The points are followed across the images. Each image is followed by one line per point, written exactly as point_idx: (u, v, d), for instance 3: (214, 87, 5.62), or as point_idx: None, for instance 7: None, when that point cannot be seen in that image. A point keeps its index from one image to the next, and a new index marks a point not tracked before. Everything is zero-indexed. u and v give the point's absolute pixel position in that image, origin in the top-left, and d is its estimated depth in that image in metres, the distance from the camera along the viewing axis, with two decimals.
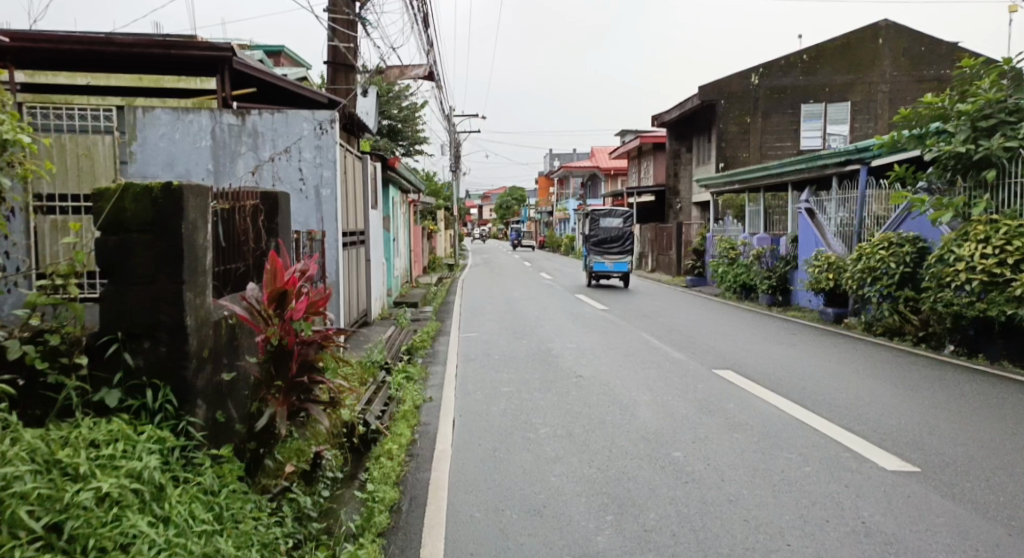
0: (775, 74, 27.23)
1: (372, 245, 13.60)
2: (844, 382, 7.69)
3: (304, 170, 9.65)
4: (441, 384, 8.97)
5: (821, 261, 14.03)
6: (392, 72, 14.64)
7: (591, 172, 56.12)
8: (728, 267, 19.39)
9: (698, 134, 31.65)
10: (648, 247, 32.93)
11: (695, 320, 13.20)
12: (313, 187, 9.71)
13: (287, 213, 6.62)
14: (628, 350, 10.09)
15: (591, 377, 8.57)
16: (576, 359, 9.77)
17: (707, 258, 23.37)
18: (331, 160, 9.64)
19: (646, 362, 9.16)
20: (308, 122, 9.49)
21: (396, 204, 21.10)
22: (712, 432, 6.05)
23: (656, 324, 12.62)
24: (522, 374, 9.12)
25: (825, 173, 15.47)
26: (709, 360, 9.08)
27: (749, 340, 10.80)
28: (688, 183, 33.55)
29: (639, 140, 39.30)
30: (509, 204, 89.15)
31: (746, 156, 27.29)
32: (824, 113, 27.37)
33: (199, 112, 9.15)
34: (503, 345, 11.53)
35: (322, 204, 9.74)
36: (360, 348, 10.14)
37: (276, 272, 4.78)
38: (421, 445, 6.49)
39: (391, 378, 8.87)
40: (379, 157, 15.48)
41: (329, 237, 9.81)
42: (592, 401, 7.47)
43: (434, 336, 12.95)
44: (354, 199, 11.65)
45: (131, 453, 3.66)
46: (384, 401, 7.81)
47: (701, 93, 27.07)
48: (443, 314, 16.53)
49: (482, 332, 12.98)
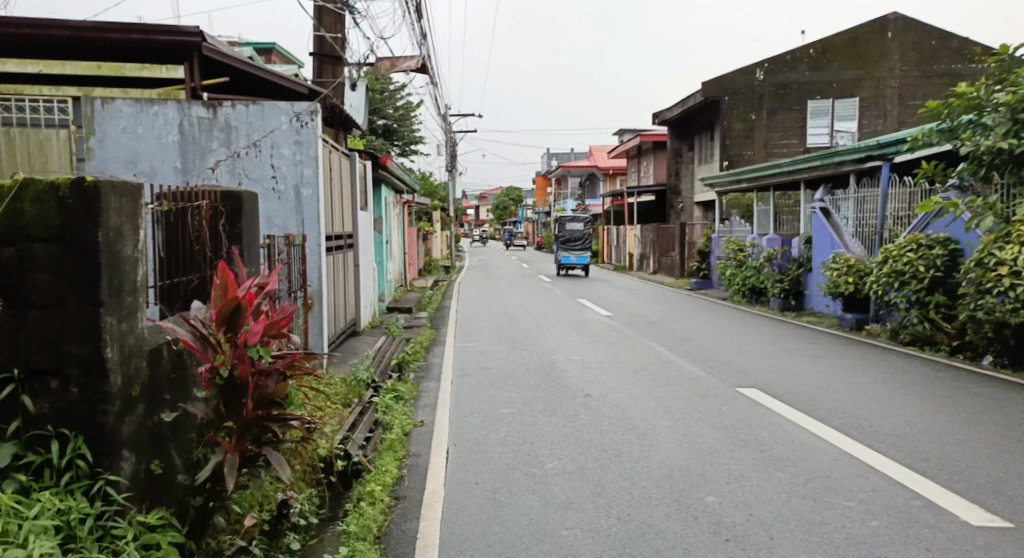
0: (781, 69, 26.37)
1: (362, 250, 12.74)
2: (889, 404, 6.80)
3: (282, 168, 8.73)
4: (434, 404, 8.09)
5: (839, 263, 13.20)
6: (382, 64, 13.76)
7: (589, 172, 55.25)
8: (736, 270, 18.59)
9: (700, 132, 30.84)
10: (649, 249, 32.05)
11: (708, 328, 12.32)
12: (292, 187, 8.78)
13: (256, 214, 5.76)
14: (639, 365, 9.22)
15: (600, 397, 7.70)
16: (583, 375, 8.89)
17: (713, 260, 22.56)
18: (311, 156, 8.71)
19: (660, 379, 8.28)
20: (286, 114, 8.58)
21: (389, 206, 20.23)
22: (747, 469, 5.17)
23: (665, 334, 11.74)
24: (523, 393, 8.24)
25: (841, 171, 14.61)
26: (730, 376, 8.22)
27: (769, 352, 9.93)
28: (690, 183, 32.72)
29: (639, 139, 38.45)
30: (506, 206, 88.24)
31: (751, 154, 26.48)
32: (832, 110, 26.54)
33: (165, 104, 8.30)
34: (502, 358, 10.63)
35: (302, 205, 8.80)
36: (345, 364, 9.25)
37: (226, 286, 3.90)
38: (408, 485, 5.59)
39: (379, 398, 7.98)
40: (370, 156, 14.60)
41: (310, 242, 8.91)
42: (604, 427, 6.60)
43: (428, 348, 12.06)
44: (341, 200, 10.78)
45: (11, 538, 2.79)
46: (369, 428, 6.92)
47: (704, 89, 26.25)
48: (439, 321, 15.70)
49: (480, 343, 12.10)
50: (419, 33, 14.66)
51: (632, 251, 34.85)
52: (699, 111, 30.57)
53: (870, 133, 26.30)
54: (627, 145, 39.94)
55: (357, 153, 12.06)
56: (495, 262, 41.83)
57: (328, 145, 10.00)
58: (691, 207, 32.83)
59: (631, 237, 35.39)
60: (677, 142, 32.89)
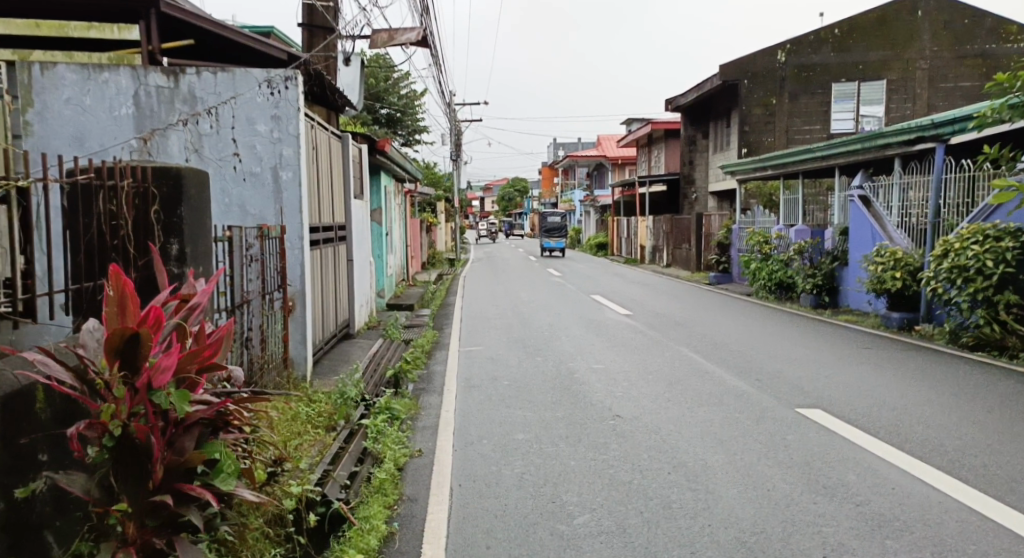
0: (804, 51, 25.00)
1: (357, 242, 11.51)
2: (994, 433, 5.53)
3: (258, 148, 7.48)
4: (435, 427, 6.86)
5: (885, 257, 11.90)
6: (379, 36, 12.48)
7: (598, 162, 53.79)
8: (761, 264, 17.33)
9: (716, 118, 29.48)
10: (662, 241, 30.68)
11: (742, 329, 11.03)
12: (269, 168, 7.51)
13: (206, 202, 4.56)
14: (673, 376, 7.96)
15: (632, 420, 6.46)
16: (608, 389, 7.63)
17: (733, 252, 21.29)
18: (292, 132, 7.47)
19: (701, 396, 7.03)
20: (261, 83, 7.37)
21: (389, 195, 18.86)
22: (845, 535, 3.91)
23: (695, 337, 10.45)
24: (540, 413, 7.00)
25: (886, 155, 13.24)
26: (784, 392, 6.97)
27: (818, 359, 8.65)
28: (704, 171, 31.36)
29: (651, 127, 37.04)
30: (512, 197, 86.67)
31: (771, 141, 25.16)
32: (858, 93, 25.12)
33: (117, 70, 7.09)
34: (513, 366, 9.37)
35: (282, 190, 7.54)
36: (332, 377, 7.99)
37: (124, 302, 2.69)
38: (399, 549, 4.32)
39: (370, 419, 6.72)
40: (366, 139, 13.35)
41: (291, 233, 7.62)
42: (644, 463, 5.35)
43: (429, 353, 10.81)
44: (329, 185, 9.58)
45: None
46: (356, 460, 5.66)
47: (723, 72, 24.90)
48: (443, 319, 14.54)
49: (488, 347, 10.82)
50: (421, 4, 13.38)
51: (644, 243, 33.52)
52: (715, 96, 29.21)
53: (899, 118, 24.87)
54: (637, 134, 38.49)
55: (349, 135, 10.82)
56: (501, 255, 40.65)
57: (314, 125, 8.74)
58: (705, 197, 31.47)
59: (643, 229, 34.03)
60: (690, 129, 31.51)
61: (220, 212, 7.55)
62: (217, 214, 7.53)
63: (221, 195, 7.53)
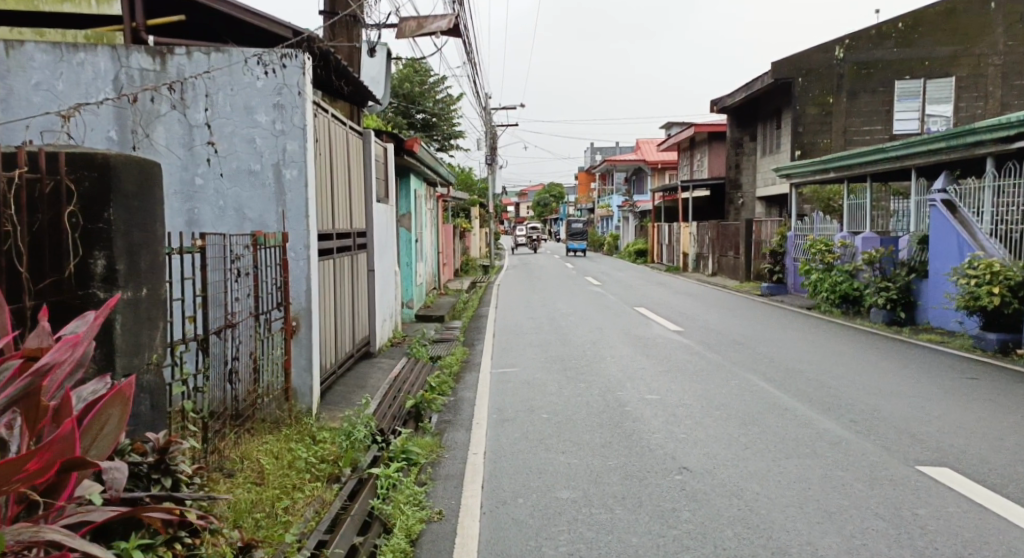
0: (863, 47, 23.44)
1: (380, 251, 10.41)
2: None
3: (257, 142, 6.38)
4: (461, 476, 5.67)
5: (979, 269, 10.42)
6: (407, 24, 11.41)
7: (637, 166, 52.32)
8: (823, 274, 15.85)
9: (766, 118, 27.94)
10: (707, 249, 29.15)
11: (814, 351, 9.66)
12: (271, 165, 6.40)
13: (155, 203, 3.47)
14: (746, 413, 6.65)
15: (703, 475, 5.18)
16: (668, 430, 6.36)
17: (788, 261, 19.78)
18: (296, 121, 6.36)
19: (786, 442, 5.72)
20: (260, 64, 6.29)
21: (420, 199, 17.76)
22: None
23: (762, 361, 9.11)
24: (588, 461, 5.75)
25: (977, 153, 11.74)
26: (891, 440, 5.64)
27: (917, 392, 7.28)
28: (751, 176, 29.81)
29: (694, 130, 35.52)
30: (547, 203, 85.01)
31: (827, 143, 23.63)
32: (923, 91, 23.42)
33: (94, 50, 6.11)
34: (553, 395, 8.13)
35: (285, 190, 6.41)
36: (342, 409, 6.86)
37: None
38: None
39: (382, 466, 5.56)
40: (393, 138, 12.31)
41: (295, 241, 6.49)
42: (731, 544, 4.07)
43: (458, 375, 9.65)
44: (346, 187, 8.51)
45: None
46: (361, 529, 4.50)
47: (775, 70, 23.45)
48: (475, 333, 13.39)
49: (524, 370, 9.59)
50: None
51: (687, 250, 32.02)
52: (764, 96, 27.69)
53: (969, 118, 23.05)
54: (679, 137, 36.95)
55: (372, 131, 9.77)
56: (538, 262, 39.35)
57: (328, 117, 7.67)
58: (753, 202, 29.91)
59: (686, 235, 32.49)
60: (737, 131, 30.02)
61: (214, 217, 6.41)
62: (209, 219, 6.40)
63: (214, 197, 6.41)
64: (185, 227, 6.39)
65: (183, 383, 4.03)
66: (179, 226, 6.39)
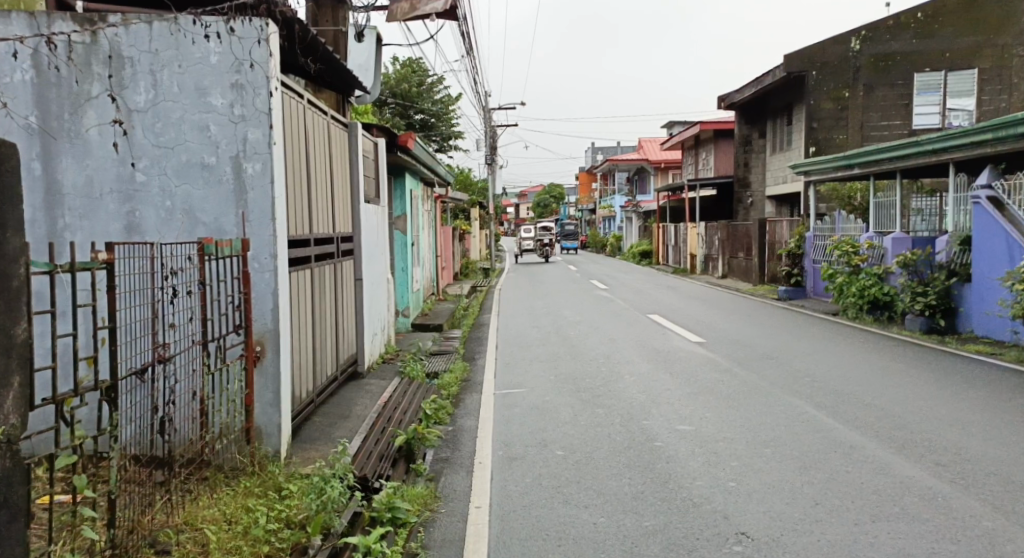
0: (881, 39, 22.36)
1: (369, 259, 9.32)
2: None
3: (212, 130, 5.28)
4: (460, 541, 4.55)
5: None
6: (399, 6, 10.30)
7: (639, 166, 51.24)
8: (850, 278, 14.76)
9: (776, 114, 26.84)
10: (716, 250, 28.01)
11: (859, 369, 8.51)
12: (229, 157, 5.29)
13: (7, 202, 2.37)
14: (804, 452, 5.53)
15: (770, 545, 4.06)
16: (713, 475, 5.25)
17: (806, 263, 18.70)
18: (259, 104, 5.24)
19: (866, 497, 4.61)
20: (214, 36, 5.19)
21: (417, 199, 16.67)
22: None
23: (802, 380, 7.98)
24: (619, 522, 4.62)
25: None
26: (999, 494, 4.54)
27: (1001, 422, 6.15)
28: (760, 174, 28.75)
29: (699, 127, 34.37)
30: (547, 204, 83.25)
31: (842, 139, 22.60)
32: (943, 84, 22.28)
33: (8, 18, 5.06)
34: (567, 424, 7.00)
35: (246, 188, 5.29)
36: (319, 454, 5.73)
37: None
38: None
39: (360, 533, 4.41)
40: (384, 132, 11.22)
41: (258, 249, 5.36)
42: None
43: (457, 396, 8.55)
44: (326, 186, 7.40)
45: None
46: None
47: (788, 63, 22.40)
48: (476, 345, 12.30)
49: (532, 392, 8.45)
50: None
51: (694, 251, 30.88)
52: (774, 91, 26.60)
53: (992, 112, 21.87)
54: (684, 136, 35.95)
55: (359, 123, 8.68)
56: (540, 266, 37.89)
57: (302, 103, 6.57)
58: (762, 201, 28.84)
59: (693, 236, 31.34)
60: (745, 128, 28.97)
61: (160, 221, 5.29)
62: (154, 223, 5.29)
63: (160, 197, 5.29)
64: (125, 234, 5.28)
65: (75, 450, 2.92)
66: (117, 231, 5.27)
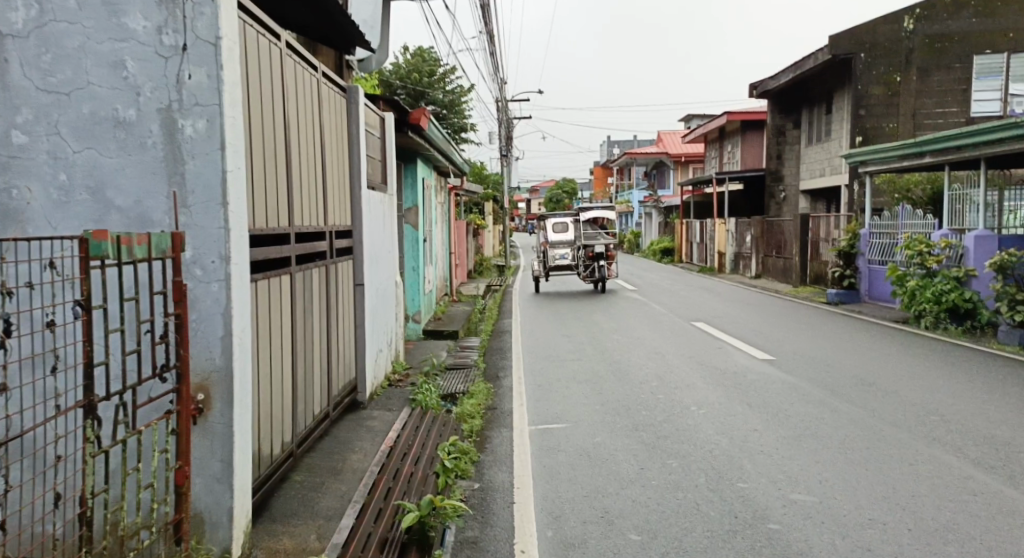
0: (937, 17, 20.36)
1: (371, 258, 7.48)
2: None
3: (127, 66, 3.51)
4: None
5: None
6: None
7: (657, 160, 49.15)
8: (926, 282, 12.89)
9: (815, 101, 24.77)
10: (749, 249, 25.94)
11: (997, 406, 6.64)
12: (151, 108, 3.51)
13: None
14: None
15: None
16: None
17: (861, 263, 16.79)
18: (199, 28, 3.45)
19: None
20: None
21: (428, 189, 14.82)
22: None
23: (931, 422, 6.17)
24: None
25: None
26: None
27: None
28: (796, 166, 26.75)
29: (726, 118, 32.30)
30: (559, 200, 80.00)
31: (894, 128, 20.74)
32: (1006, 67, 20.18)
33: None
34: (634, 485, 5.19)
35: (180, 154, 3.49)
36: (291, 546, 3.90)
37: None
38: None
39: None
40: (393, 105, 9.41)
41: (199, 251, 3.53)
42: None
43: (482, 434, 6.74)
44: (314, 165, 5.59)
45: None
46: None
47: (835, 44, 20.49)
48: (498, 358, 10.51)
49: (578, 429, 6.65)
50: None
51: (723, 249, 28.90)
52: (813, 76, 24.54)
53: None
54: (709, 127, 33.95)
55: (361, 87, 6.89)
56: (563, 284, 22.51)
57: (279, 47, 4.79)
58: (796, 196, 26.92)
59: (722, 233, 29.31)
60: (778, 118, 26.97)
61: (52, 204, 3.54)
62: (43, 207, 3.54)
63: (49, 169, 3.54)
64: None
65: None
66: None
